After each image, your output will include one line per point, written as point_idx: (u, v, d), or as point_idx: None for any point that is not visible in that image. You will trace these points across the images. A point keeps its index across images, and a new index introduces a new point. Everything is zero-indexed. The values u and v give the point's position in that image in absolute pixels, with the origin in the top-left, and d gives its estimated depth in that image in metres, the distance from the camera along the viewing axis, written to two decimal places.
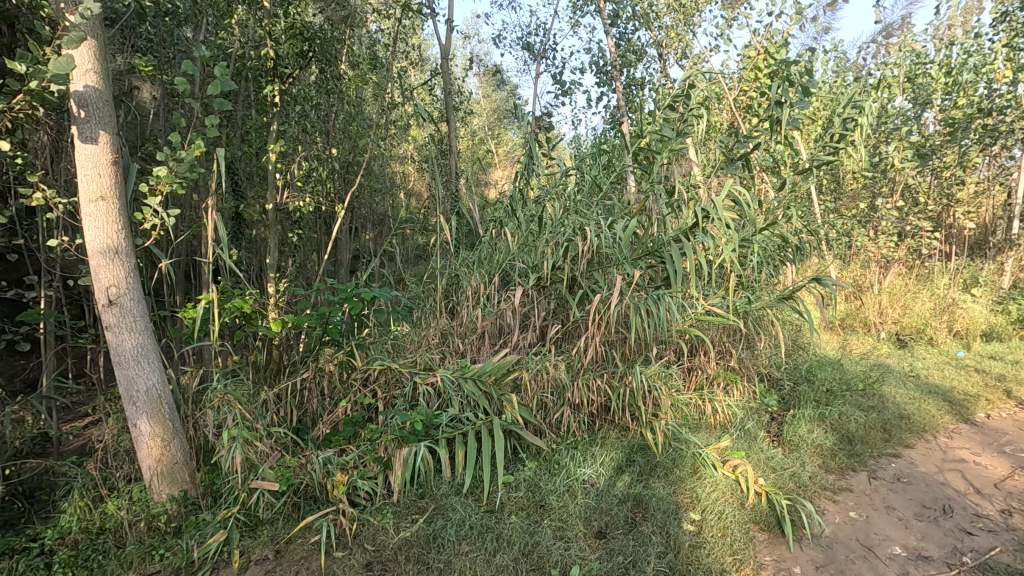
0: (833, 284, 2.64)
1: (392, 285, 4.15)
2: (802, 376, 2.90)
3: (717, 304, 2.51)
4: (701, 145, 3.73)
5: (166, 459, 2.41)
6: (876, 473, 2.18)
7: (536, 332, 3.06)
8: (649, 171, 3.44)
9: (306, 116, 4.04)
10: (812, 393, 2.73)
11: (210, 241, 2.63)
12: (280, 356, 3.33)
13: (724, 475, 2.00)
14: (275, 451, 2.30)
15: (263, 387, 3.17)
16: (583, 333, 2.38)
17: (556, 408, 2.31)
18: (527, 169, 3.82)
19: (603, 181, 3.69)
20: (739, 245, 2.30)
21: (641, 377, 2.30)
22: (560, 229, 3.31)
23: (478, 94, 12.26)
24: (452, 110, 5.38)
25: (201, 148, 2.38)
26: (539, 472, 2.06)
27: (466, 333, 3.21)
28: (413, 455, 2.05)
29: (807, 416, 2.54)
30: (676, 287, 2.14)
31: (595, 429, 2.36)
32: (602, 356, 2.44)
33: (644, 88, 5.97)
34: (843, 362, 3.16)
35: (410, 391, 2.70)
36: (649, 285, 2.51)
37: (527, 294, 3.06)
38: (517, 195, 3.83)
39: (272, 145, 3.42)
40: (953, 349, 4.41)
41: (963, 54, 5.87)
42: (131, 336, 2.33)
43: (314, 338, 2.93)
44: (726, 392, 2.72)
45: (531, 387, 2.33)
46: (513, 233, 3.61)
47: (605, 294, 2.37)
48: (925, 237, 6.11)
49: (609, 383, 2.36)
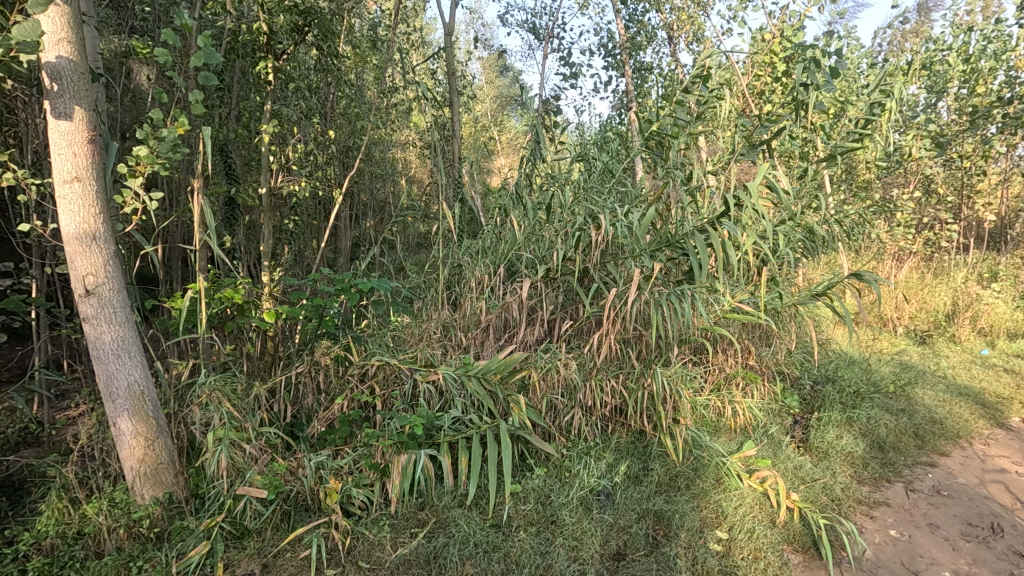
0: (877, 279, 2.06)
1: (393, 275, 3.98)
2: (826, 376, 2.73)
3: (744, 300, 2.34)
4: (719, 131, 3.53)
5: (150, 459, 2.25)
6: (912, 484, 2.02)
7: (544, 327, 2.89)
8: (665, 157, 3.24)
9: (302, 97, 3.83)
10: (838, 395, 2.56)
11: (197, 227, 2.45)
12: (273, 349, 3.17)
13: (751, 488, 1.84)
14: (266, 454, 2.15)
15: (255, 381, 3.01)
16: (596, 330, 2.21)
17: (566, 410, 2.16)
18: (534, 154, 3.63)
19: (615, 168, 3.49)
20: (768, 236, 2.11)
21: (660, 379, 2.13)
22: (570, 218, 3.13)
23: (480, 80, 11.99)
24: (455, 94, 5.16)
25: (185, 126, 2.20)
26: (549, 481, 1.91)
27: (470, 327, 3.04)
28: (413, 462, 1.89)
29: (834, 420, 2.38)
30: (703, 283, 1.95)
31: (608, 433, 2.20)
32: (616, 355, 2.27)
33: (654, 72, 5.74)
34: (868, 361, 2.99)
35: (410, 390, 2.54)
36: (669, 278, 2.33)
37: (534, 286, 2.90)
38: (523, 182, 3.64)
39: (265, 125, 3.22)
40: (977, 346, 4.23)
41: (983, 40, 5.52)
42: (110, 329, 2.15)
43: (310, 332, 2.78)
44: (746, 393, 2.56)
45: (540, 387, 2.17)
46: (519, 222, 3.43)
47: (622, 289, 2.19)
48: (944, 230, 5.91)
49: (625, 384, 2.19)
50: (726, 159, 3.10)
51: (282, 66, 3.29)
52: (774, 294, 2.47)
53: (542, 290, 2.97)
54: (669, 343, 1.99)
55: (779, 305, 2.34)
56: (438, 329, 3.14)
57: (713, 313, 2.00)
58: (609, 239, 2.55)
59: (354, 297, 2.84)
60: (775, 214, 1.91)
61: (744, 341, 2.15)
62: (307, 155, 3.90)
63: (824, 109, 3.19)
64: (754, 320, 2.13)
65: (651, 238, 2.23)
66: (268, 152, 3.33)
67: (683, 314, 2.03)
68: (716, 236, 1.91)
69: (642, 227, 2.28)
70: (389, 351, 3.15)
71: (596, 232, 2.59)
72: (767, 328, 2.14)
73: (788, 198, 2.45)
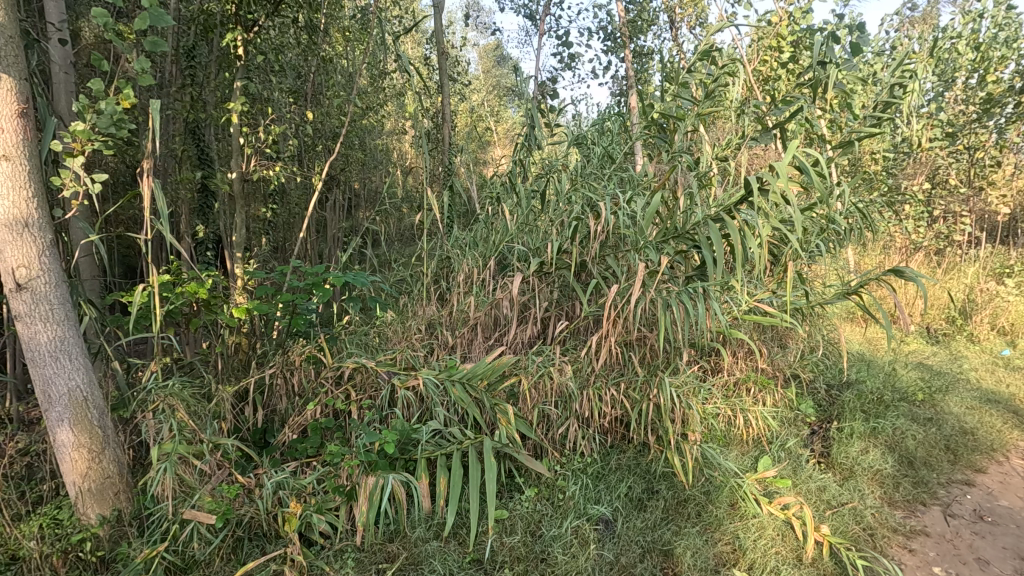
0: (919, 275, 1.82)
1: (378, 267, 3.73)
2: (844, 381, 2.50)
3: (763, 299, 2.09)
4: (726, 114, 3.27)
5: (94, 474, 1.96)
6: (952, 509, 1.80)
7: (538, 325, 2.64)
8: (670, 142, 2.98)
9: (280, 76, 3.57)
10: (860, 402, 2.33)
11: (150, 213, 2.17)
12: (245, 348, 2.92)
13: (771, 516, 1.62)
14: (224, 470, 1.91)
15: (224, 383, 2.78)
16: (595, 332, 1.96)
17: (560, 422, 1.92)
18: (529, 139, 3.37)
19: (616, 153, 3.23)
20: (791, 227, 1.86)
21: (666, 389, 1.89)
22: (566, 208, 2.88)
23: (475, 68, 11.65)
24: (446, 77, 4.88)
25: (129, 97, 1.93)
26: (539, 507, 1.68)
27: (458, 326, 2.80)
28: (380, 487, 1.65)
29: (856, 431, 2.16)
30: (717, 280, 1.70)
31: (607, 447, 1.97)
32: (617, 359, 2.03)
33: (655, 57, 5.46)
34: (889, 364, 2.76)
35: (388, 396, 2.30)
36: (677, 273, 2.08)
37: (527, 282, 2.65)
38: (516, 168, 3.38)
39: (233, 104, 2.95)
40: (998, 347, 4.00)
41: (996, 27, 5.27)
42: (47, 328, 1.84)
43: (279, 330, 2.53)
44: (759, 400, 2.33)
45: (530, 395, 1.93)
46: (512, 211, 3.17)
47: (624, 287, 1.95)
48: (958, 223, 5.66)
49: (626, 393, 1.96)
50: (737, 144, 2.85)
51: (253, 40, 3.02)
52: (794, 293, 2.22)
53: (536, 285, 2.72)
54: (681, 349, 1.74)
55: (801, 305, 2.09)
56: (422, 327, 2.90)
57: (733, 315, 1.74)
58: (611, 230, 2.29)
59: (329, 293, 2.59)
60: (803, 201, 1.66)
61: (763, 347, 1.91)
62: (284, 138, 3.62)
63: (843, 92, 2.94)
64: (775, 322, 1.89)
65: (657, 228, 1.98)
66: (239, 134, 3.06)
67: (695, 316, 1.78)
68: (734, 225, 1.66)
69: (647, 216, 2.04)
70: (370, 350, 2.91)
71: (597, 223, 2.34)
72: (790, 331, 1.89)
73: (809, 185, 2.19)
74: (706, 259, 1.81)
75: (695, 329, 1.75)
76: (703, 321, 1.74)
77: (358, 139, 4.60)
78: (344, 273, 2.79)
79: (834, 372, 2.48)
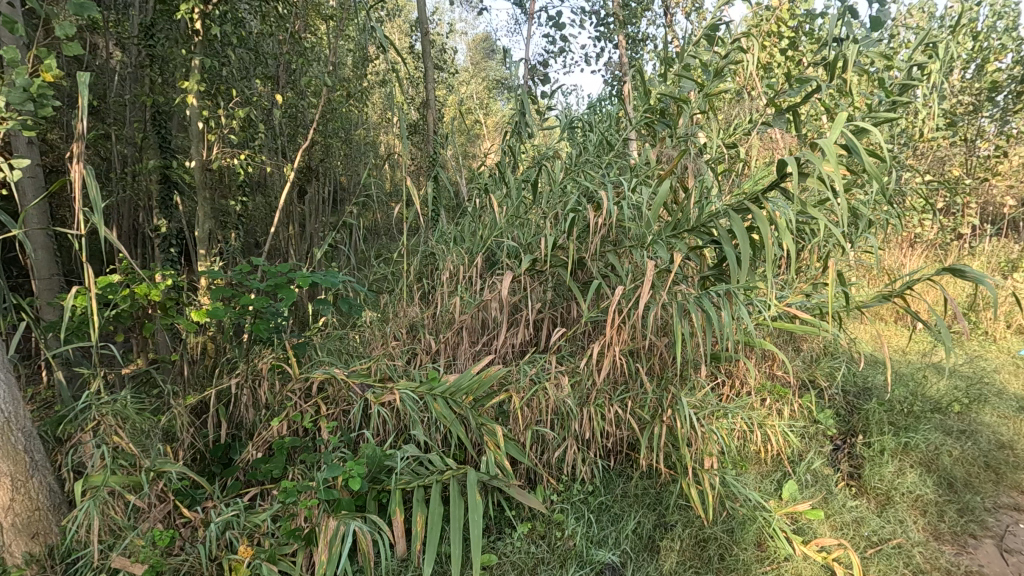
0: (980, 274, 1.58)
1: (356, 264, 3.45)
2: (866, 388, 2.27)
3: (792, 303, 1.83)
4: (732, 99, 3.00)
5: (23, 505, 1.50)
6: (1007, 542, 1.61)
7: (530, 329, 2.39)
8: (672, 128, 2.71)
9: (247, 56, 3.26)
10: (886, 413, 2.11)
11: (82, 204, 1.86)
12: (209, 354, 2.66)
13: (807, 560, 1.43)
14: (168, 503, 1.66)
15: (183, 394, 2.50)
16: (596, 340, 1.71)
17: (556, 444, 1.69)
18: (519, 126, 3.08)
19: (613, 140, 2.95)
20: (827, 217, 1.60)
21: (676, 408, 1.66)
22: (560, 200, 2.61)
23: (461, 59, 11.29)
24: (428, 62, 4.57)
25: (50, 69, 1.63)
26: (533, 550, 1.46)
27: (442, 329, 2.54)
28: (341, 535, 1.39)
29: (886, 447, 1.94)
30: (741, 282, 1.45)
31: (608, 472, 1.74)
32: (621, 372, 1.78)
33: (650, 43, 5.17)
34: (912, 369, 2.54)
35: (362, 411, 2.04)
36: (688, 274, 1.83)
37: (518, 280, 2.39)
38: (504, 158, 3.10)
39: (189, 84, 2.65)
40: (1015, 347, 3.79)
41: (1001, 13, 5.06)
42: None
43: (240, 336, 2.25)
44: (776, 412, 2.09)
45: (522, 414, 1.69)
46: (500, 204, 2.89)
47: (629, 290, 1.70)
48: (964, 217, 5.44)
49: (631, 411, 1.72)
50: (747, 130, 2.59)
51: (213, 13, 2.72)
52: (818, 294, 1.98)
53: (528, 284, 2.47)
54: (699, 368, 1.49)
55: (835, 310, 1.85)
56: (403, 331, 2.63)
57: (765, 327, 1.47)
58: (614, 223, 2.03)
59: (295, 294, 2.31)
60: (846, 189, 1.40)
61: (791, 360, 1.68)
62: (252, 124, 3.32)
63: (861, 73, 2.69)
64: (807, 331, 1.65)
65: (667, 222, 1.73)
66: (199, 118, 2.77)
67: (716, 325, 1.52)
68: (764, 215, 1.40)
69: (654, 208, 1.79)
70: (346, 357, 2.65)
71: (597, 214, 2.08)
72: (824, 341, 1.65)
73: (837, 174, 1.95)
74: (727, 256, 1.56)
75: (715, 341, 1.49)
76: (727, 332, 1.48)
77: (337, 127, 4.30)
78: (313, 273, 2.52)
79: (855, 379, 2.25)
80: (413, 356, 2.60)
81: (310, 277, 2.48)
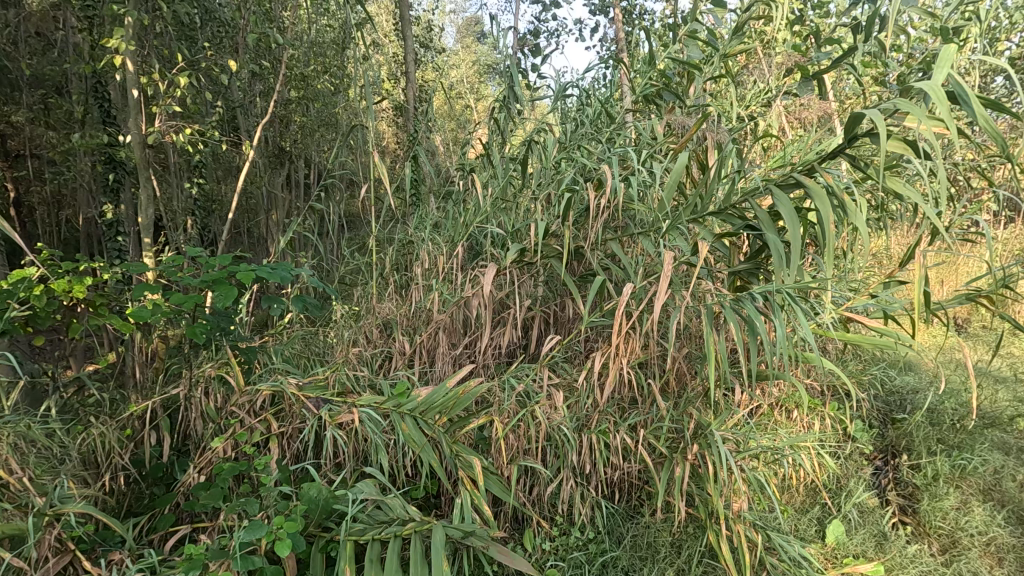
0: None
1: (327, 253, 3.10)
2: (909, 396, 1.99)
3: (858, 308, 1.48)
4: (750, 66, 2.62)
5: None
6: None
7: (519, 330, 2.07)
8: (683, 97, 2.35)
9: (199, 17, 2.84)
10: (933, 427, 1.85)
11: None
12: (152, 358, 2.32)
13: None
14: (64, 554, 1.36)
15: (118, 405, 2.17)
16: (598, 351, 1.39)
17: (549, 479, 1.39)
18: (507, 97, 2.69)
19: (614, 112, 2.58)
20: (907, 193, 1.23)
21: (698, 439, 1.36)
22: (553, 180, 2.26)
23: (447, 38, 10.78)
24: (408, 30, 4.13)
25: None
26: None
27: (419, 330, 2.21)
28: None
29: (943, 474, 1.71)
30: (791, 280, 1.12)
31: (613, 510, 1.45)
32: (628, 387, 1.47)
33: (650, 13, 4.75)
34: (955, 373, 2.22)
35: (317, 431, 1.71)
36: (713, 270, 1.50)
37: (504, 274, 2.05)
38: (489, 133, 2.72)
39: (121, 47, 2.24)
40: None
41: None
42: None
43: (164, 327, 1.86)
44: (805, 427, 1.80)
45: (506, 443, 1.39)
46: (485, 186, 2.52)
47: (640, 289, 1.38)
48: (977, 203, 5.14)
49: (640, 437, 1.42)
50: (770, 99, 2.23)
51: None
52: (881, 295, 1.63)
53: (517, 276, 2.13)
54: (733, 392, 1.17)
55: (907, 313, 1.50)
56: (373, 331, 2.30)
57: (824, 339, 1.14)
58: (620, 205, 1.68)
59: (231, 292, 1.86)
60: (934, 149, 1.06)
61: (844, 378, 1.34)
62: (206, 96, 2.91)
63: (904, 34, 2.31)
64: (865, 342, 1.32)
65: (686, 203, 1.40)
66: (135, 85, 2.37)
67: (763, 338, 1.16)
68: (819, 183, 1.07)
69: (668, 188, 1.46)
70: (307, 361, 2.31)
71: (598, 195, 1.74)
72: (888, 355, 1.32)
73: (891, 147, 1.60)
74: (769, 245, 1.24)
75: (756, 357, 1.16)
76: (771, 344, 1.16)
77: (307, 103, 3.89)
78: (261, 265, 2.08)
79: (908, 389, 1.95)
80: (385, 360, 2.27)
81: (257, 271, 2.02)
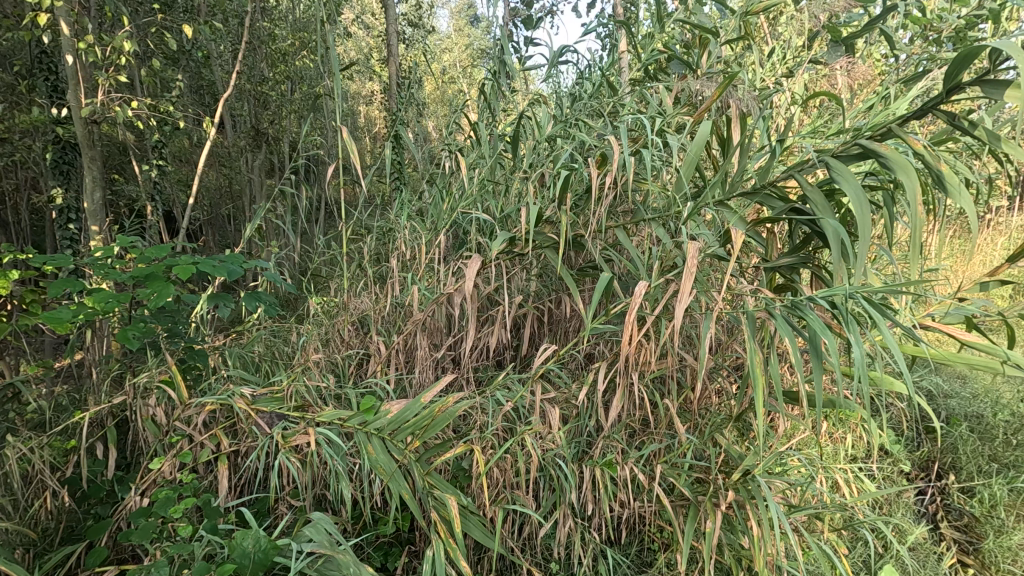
0: None
1: (300, 242, 2.82)
2: (953, 409, 1.81)
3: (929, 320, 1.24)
4: (773, 29, 2.32)
5: None
6: None
7: (509, 330, 1.81)
8: (695, 65, 2.06)
9: None
10: (983, 444, 1.71)
11: None
12: (94, 360, 2.04)
13: None
14: None
15: (54, 415, 1.91)
16: (604, 366, 1.14)
17: (542, 520, 1.15)
18: (497, 66, 2.39)
19: (618, 83, 2.29)
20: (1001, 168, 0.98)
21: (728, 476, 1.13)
22: (549, 159, 1.98)
23: (437, 15, 10.34)
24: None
25: None
26: None
27: (396, 330, 1.95)
28: None
29: (1003, 502, 1.56)
30: (861, 276, 0.86)
31: (621, 553, 1.22)
32: (638, 407, 1.23)
33: None
34: (997, 382, 2.01)
35: (271, 453, 1.46)
36: (744, 267, 1.23)
37: (492, 266, 1.79)
38: (477, 108, 2.42)
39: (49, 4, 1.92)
40: None
41: None
42: None
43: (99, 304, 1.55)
44: (839, 442, 1.58)
45: (490, 476, 1.15)
46: (472, 165, 2.23)
47: (655, 289, 1.12)
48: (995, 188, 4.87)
49: (652, 469, 1.18)
50: (795, 66, 1.94)
51: None
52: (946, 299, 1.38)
53: (506, 269, 1.87)
54: (784, 422, 0.92)
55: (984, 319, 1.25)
56: (346, 331, 2.04)
57: (905, 353, 0.89)
58: (627, 186, 1.42)
59: (160, 294, 1.47)
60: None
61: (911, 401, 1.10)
62: (161, 68, 2.60)
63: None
64: (940, 356, 1.07)
65: (712, 184, 1.14)
66: (72, 52, 2.07)
67: (827, 356, 0.89)
68: (897, 147, 0.83)
69: (688, 165, 1.20)
70: (269, 365, 2.05)
71: (601, 174, 1.47)
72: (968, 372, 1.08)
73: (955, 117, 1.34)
74: (823, 232, 0.98)
75: (816, 377, 0.91)
76: (835, 358, 0.91)
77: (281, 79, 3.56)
78: (205, 255, 1.61)
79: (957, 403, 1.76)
80: (360, 364, 2.01)
81: (199, 263, 1.57)
